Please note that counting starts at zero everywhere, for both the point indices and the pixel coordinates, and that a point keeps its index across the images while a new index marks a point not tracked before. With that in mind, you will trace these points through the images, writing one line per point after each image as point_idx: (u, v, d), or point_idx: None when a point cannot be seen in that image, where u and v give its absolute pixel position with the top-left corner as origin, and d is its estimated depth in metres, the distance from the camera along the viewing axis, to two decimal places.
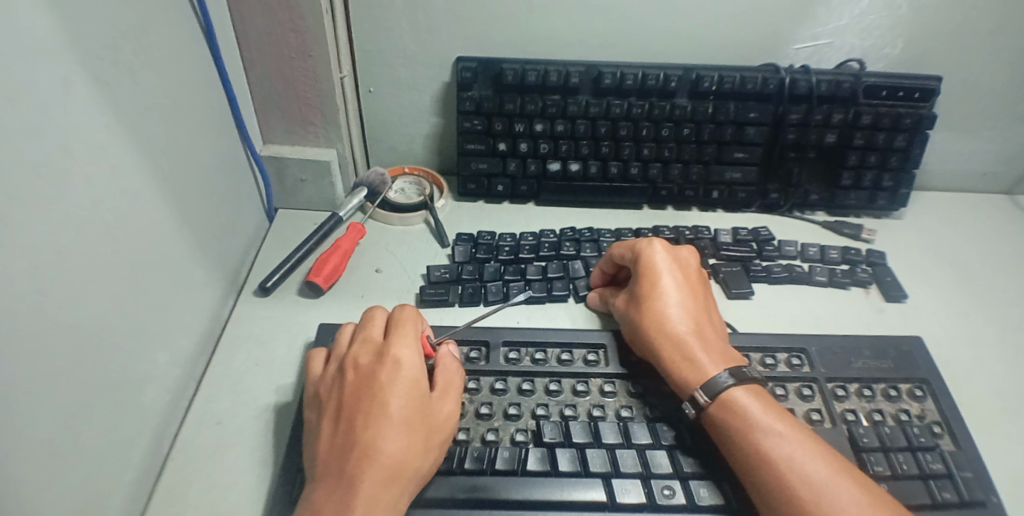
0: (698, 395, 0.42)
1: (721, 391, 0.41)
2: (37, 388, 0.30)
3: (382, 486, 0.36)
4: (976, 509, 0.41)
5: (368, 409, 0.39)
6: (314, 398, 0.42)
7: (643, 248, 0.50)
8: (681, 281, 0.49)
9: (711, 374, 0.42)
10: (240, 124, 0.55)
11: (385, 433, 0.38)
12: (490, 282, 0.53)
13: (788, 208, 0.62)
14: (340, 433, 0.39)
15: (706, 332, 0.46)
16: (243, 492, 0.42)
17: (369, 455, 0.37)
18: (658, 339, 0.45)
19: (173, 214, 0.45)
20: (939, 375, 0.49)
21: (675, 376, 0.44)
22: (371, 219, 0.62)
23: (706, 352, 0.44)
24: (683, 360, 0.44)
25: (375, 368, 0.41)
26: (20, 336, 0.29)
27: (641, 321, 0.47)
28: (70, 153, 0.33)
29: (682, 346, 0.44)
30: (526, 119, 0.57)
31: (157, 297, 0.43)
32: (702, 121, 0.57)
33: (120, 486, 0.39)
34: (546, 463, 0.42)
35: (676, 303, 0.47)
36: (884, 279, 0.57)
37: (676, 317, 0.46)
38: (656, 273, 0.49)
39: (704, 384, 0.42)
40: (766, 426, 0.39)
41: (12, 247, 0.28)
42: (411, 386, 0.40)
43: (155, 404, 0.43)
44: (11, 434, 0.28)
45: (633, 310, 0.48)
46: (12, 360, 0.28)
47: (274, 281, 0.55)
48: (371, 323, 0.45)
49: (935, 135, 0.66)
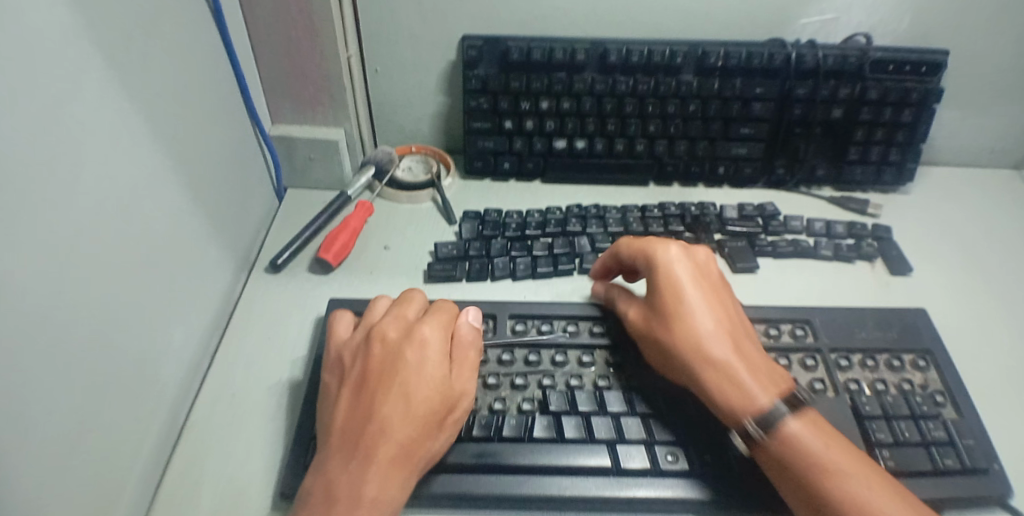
0: (752, 429, 0.39)
1: (778, 423, 0.38)
2: (59, 358, 0.31)
3: (394, 464, 0.37)
4: (977, 476, 0.42)
5: (390, 385, 0.40)
6: (335, 363, 0.44)
7: (660, 260, 0.46)
8: (707, 292, 0.45)
9: (765, 402, 0.39)
10: (249, 104, 0.56)
11: (403, 412, 0.39)
12: (497, 258, 0.54)
13: (794, 183, 0.62)
14: (359, 405, 0.39)
15: (745, 350, 0.42)
16: (258, 461, 0.44)
17: (386, 433, 0.38)
18: (697, 364, 0.42)
19: (185, 193, 0.46)
20: (943, 346, 0.49)
21: (721, 405, 0.40)
22: (379, 198, 0.63)
23: (751, 375, 0.41)
24: (728, 386, 0.40)
25: (401, 345, 0.42)
26: (44, 309, 0.30)
27: (674, 343, 0.43)
28: (86, 130, 0.34)
29: (723, 370, 0.41)
30: (532, 97, 0.58)
31: (172, 273, 0.44)
32: (708, 97, 0.57)
33: (139, 454, 0.40)
34: (552, 430, 0.43)
35: (708, 318, 0.43)
36: (890, 253, 0.57)
37: (712, 336, 0.42)
38: (679, 286, 0.44)
39: (758, 416, 0.39)
40: (828, 462, 0.36)
41: (36, 222, 0.30)
42: (434, 370, 0.41)
43: (171, 377, 0.44)
44: (39, 399, 0.30)
45: (661, 330, 0.44)
46: (36, 331, 0.29)
47: (284, 258, 0.56)
48: (402, 304, 0.45)
49: (944, 110, 0.65)
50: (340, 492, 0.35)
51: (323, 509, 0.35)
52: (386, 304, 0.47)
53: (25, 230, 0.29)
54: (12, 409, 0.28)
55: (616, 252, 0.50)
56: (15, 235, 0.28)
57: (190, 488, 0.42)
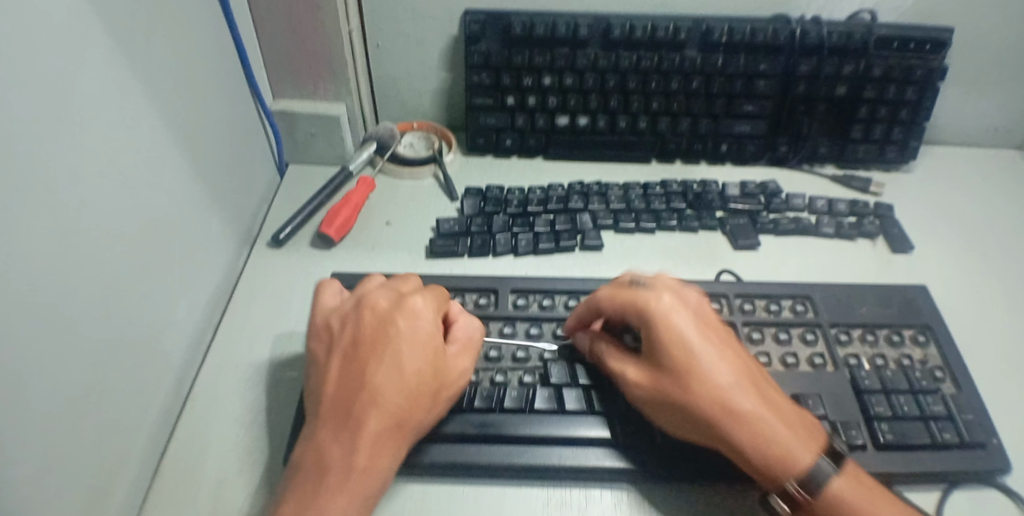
0: (793, 490, 0.36)
1: (824, 480, 0.36)
2: (66, 324, 0.32)
3: (385, 433, 0.37)
4: (975, 450, 0.42)
5: (381, 355, 0.39)
6: (323, 330, 0.43)
7: (660, 319, 0.40)
8: (714, 344, 0.40)
9: (805, 459, 0.36)
10: (251, 78, 0.55)
11: (393, 383, 0.38)
12: (499, 234, 0.54)
13: (797, 161, 0.62)
14: (349, 373, 0.39)
15: (771, 399, 0.39)
16: (262, 431, 0.44)
17: (375, 402, 0.38)
18: (727, 431, 0.37)
19: (187, 167, 0.46)
20: (943, 322, 0.50)
21: (764, 470, 0.37)
22: (381, 174, 0.63)
23: (788, 432, 0.37)
24: (764, 450, 0.36)
25: (392, 314, 0.41)
26: (52, 274, 0.31)
27: (698, 410, 0.38)
28: (88, 97, 0.34)
29: (756, 434, 0.37)
30: (535, 73, 0.58)
31: (175, 245, 0.44)
32: (712, 73, 0.57)
33: (144, 423, 0.41)
34: (553, 402, 0.43)
35: (726, 374, 0.38)
36: (891, 231, 0.57)
37: (735, 395, 0.37)
38: (686, 345, 0.39)
39: (803, 477, 0.36)
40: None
41: (42, 186, 0.30)
42: (425, 339, 0.41)
43: (175, 348, 0.45)
44: (49, 361, 0.30)
45: (678, 397, 0.38)
46: (44, 296, 0.30)
47: (286, 233, 0.56)
48: (397, 284, 0.45)
49: (948, 89, 0.65)
50: (332, 462, 0.36)
51: (316, 479, 0.35)
52: (379, 279, 0.47)
53: (32, 196, 0.29)
54: (21, 372, 0.28)
55: (598, 302, 0.44)
56: (20, 199, 0.28)
57: (194, 457, 0.43)
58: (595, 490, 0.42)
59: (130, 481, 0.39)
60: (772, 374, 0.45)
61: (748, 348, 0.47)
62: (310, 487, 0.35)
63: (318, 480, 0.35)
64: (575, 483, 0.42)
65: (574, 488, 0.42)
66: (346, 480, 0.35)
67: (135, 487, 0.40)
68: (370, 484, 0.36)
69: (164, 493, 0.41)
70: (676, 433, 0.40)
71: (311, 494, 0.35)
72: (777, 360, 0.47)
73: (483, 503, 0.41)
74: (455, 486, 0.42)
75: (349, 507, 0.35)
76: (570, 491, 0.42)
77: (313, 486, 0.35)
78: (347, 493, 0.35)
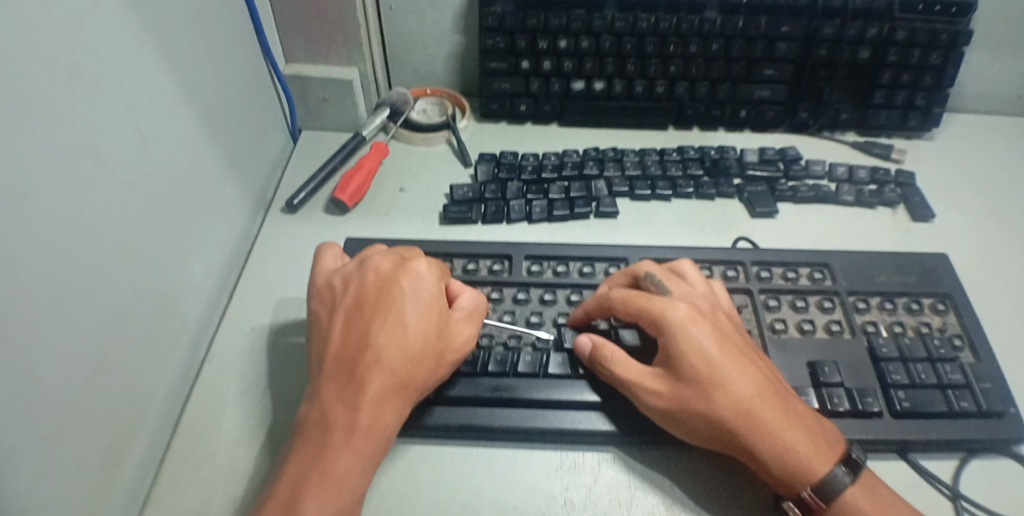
0: (808, 497, 0.35)
1: (840, 489, 0.35)
2: (81, 283, 0.32)
3: (389, 392, 0.37)
4: (992, 419, 0.42)
5: (385, 315, 0.39)
6: (325, 290, 0.43)
7: (674, 327, 0.39)
8: (731, 351, 0.38)
9: (823, 468, 0.35)
10: (263, 42, 0.55)
11: (397, 342, 0.38)
12: (513, 201, 0.54)
13: (817, 127, 0.62)
14: (353, 332, 0.39)
15: (788, 403, 0.37)
16: (277, 393, 0.45)
17: (379, 360, 0.37)
18: (746, 438, 0.36)
19: (201, 128, 0.46)
20: (964, 291, 0.49)
21: (777, 475, 0.36)
22: (394, 140, 0.63)
23: (803, 439, 0.36)
24: (783, 458, 0.36)
25: (395, 275, 0.41)
26: (65, 234, 0.31)
27: (716, 418, 0.37)
28: (100, 56, 0.34)
29: (775, 442, 0.36)
30: (550, 36, 0.57)
31: (191, 209, 0.44)
32: (732, 36, 0.56)
33: (162, 384, 0.41)
34: (567, 367, 0.43)
35: (745, 382, 0.37)
36: (912, 199, 0.56)
37: (754, 403, 0.37)
38: (704, 353, 0.38)
39: (819, 485, 0.35)
40: None
41: (51, 146, 0.30)
42: (429, 300, 0.40)
43: (192, 310, 0.45)
44: (65, 320, 0.31)
45: (696, 404, 0.37)
46: (58, 256, 0.30)
47: (301, 198, 0.56)
48: (402, 250, 0.45)
49: (972, 54, 0.63)
50: (336, 419, 0.36)
51: (321, 436, 0.35)
52: (383, 247, 0.46)
53: (40, 154, 0.29)
54: (34, 331, 0.28)
55: (609, 305, 0.43)
56: (29, 158, 0.28)
57: (211, 417, 0.43)
58: (609, 453, 0.42)
59: (149, 437, 0.40)
60: (788, 340, 0.45)
61: (764, 315, 0.47)
62: (315, 444, 0.35)
63: (323, 438, 0.35)
64: (588, 447, 0.43)
65: (588, 451, 0.42)
66: (351, 438, 0.35)
67: (154, 444, 0.40)
68: (375, 441, 0.36)
69: (182, 452, 0.42)
70: (687, 438, 0.39)
71: (317, 450, 0.35)
72: (793, 327, 0.46)
73: (499, 465, 0.41)
74: (470, 448, 0.42)
75: (354, 464, 0.35)
76: (584, 455, 0.42)
77: (319, 443, 0.35)
78: (352, 451, 0.35)
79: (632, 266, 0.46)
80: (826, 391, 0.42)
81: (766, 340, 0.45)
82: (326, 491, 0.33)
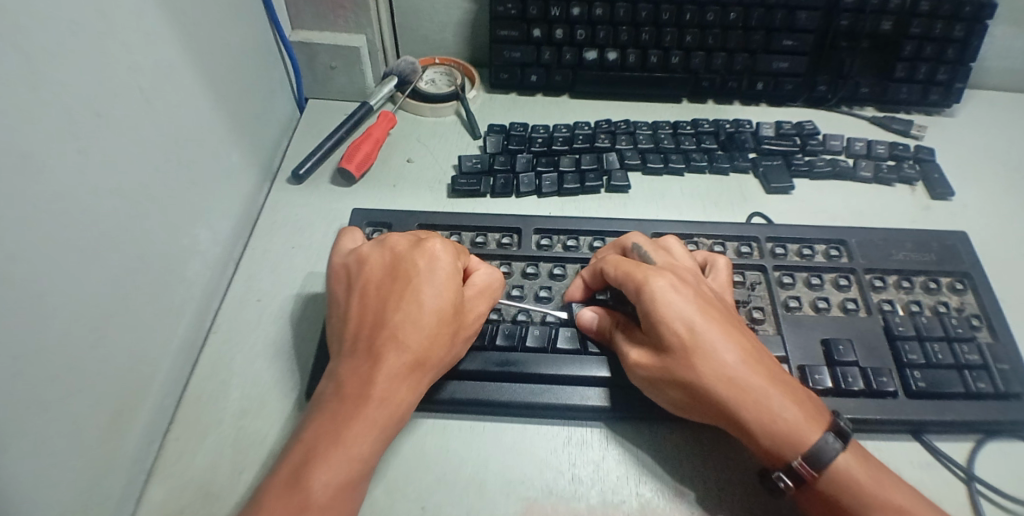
0: (798, 466, 0.34)
1: (830, 458, 0.34)
2: (84, 247, 0.31)
3: (405, 369, 0.36)
4: (1009, 400, 0.41)
5: (402, 293, 0.39)
6: (342, 270, 0.42)
7: (679, 304, 0.37)
8: (714, 317, 0.37)
9: (814, 436, 0.34)
10: (269, 7, 0.54)
11: (412, 319, 0.37)
12: (523, 173, 0.53)
13: (836, 102, 0.60)
14: (371, 309, 0.39)
15: (791, 383, 0.37)
16: (284, 362, 0.44)
17: (396, 337, 0.37)
18: (738, 408, 0.35)
19: (206, 90, 0.45)
20: (983, 270, 0.48)
21: (772, 449, 0.35)
22: (402, 111, 0.62)
23: (805, 416, 0.35)
24: (770, 426, 0.35)
25: (413, 253, 0.41)
26: (66, 196, 0.30)
27: (699, 385, 0.36)
28: (104, 14, 0.33)
29: (760, 408, 0.35)
30: (564, 3, 0.56)
31: (196, 175, 0.44)
32: (751, 4, 0.55)
33: (167, 352, 0.41)
34: (576, 342, 0.43)
35: (729, 348, 0.36)
36: (930, 176, 0.55)
37: (738, 370, 0.36)
38: (682, 319, 0.37)
39: (809, 453, 0.34)
40: (882, 499, 0.33)
41: (53, 106, 0.29)
42: (447, 278, 0.39)
43: (198, 278, 0.44)
44: (68, 283, 0.30)
45: (677, 371, 0.37)
46: (59, 217, 0.29)
47: (306, 169, 0.56)
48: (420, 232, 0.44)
49: (998, 26, 0.61)
50: (351, 393, 0.35)
51: (334, 408, 0.35)
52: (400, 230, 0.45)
53: (42, 113, 0.28)
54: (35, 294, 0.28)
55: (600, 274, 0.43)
56: (29, 116, 0.27)
57: (218, 385, 0.43)
58: (618, 429, 0.42)
59: (155, 402, 0.40)
60: (803, 317, 0.44)
61: (779, 292, 0.46)
62: (328, 415, 0.34)
63: (337, 409, 0.35)
64: (597, 423, 0.42)
65: (597, 428, 0.42)
66: (363, 410, 0.34)
67: (160, 409, 0.40)
68: (388, 417, 0.35)
69: (187, 421, 0.41)
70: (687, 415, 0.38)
71: (330, 421, 0.34)
72: (807, 304, 0.46)
73: (505, 440, 0.41)
74: (477, 421, 0.42)
75: (365, 436, 0.34)
76: (592, 431, 0.42)
77: (331, 414, 0.34)
78: (363, 423, 0.34)
79: (622, 237, 0.46)
80: (840, 369, 0.41)
81: (779, 318, 0.44)
82: (336, 461, 0.33)
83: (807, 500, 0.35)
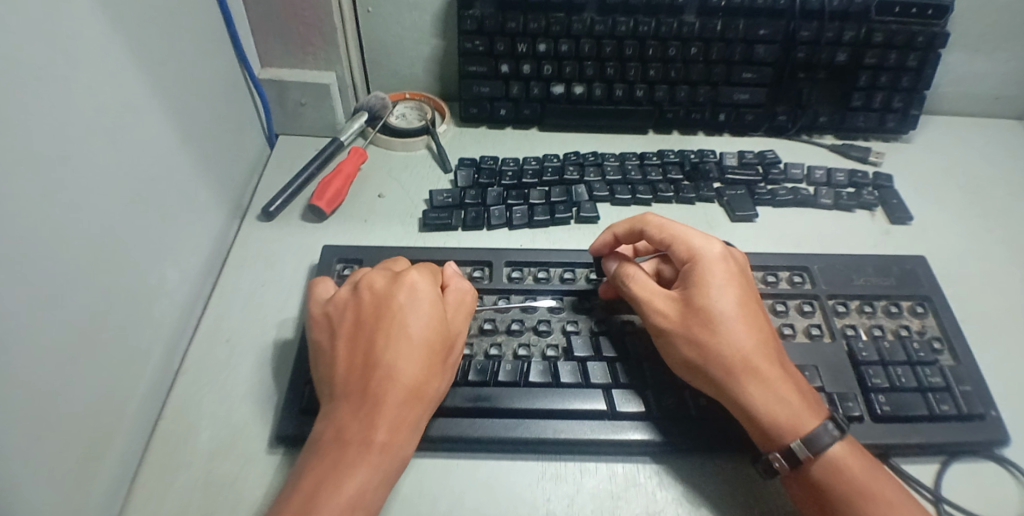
0: (798, 448, 0.35)
1: (826, 444, 0.35)
2: (47, 296, 0.31)
3: (404, 404, 0.36)
4: (973, 421, 0.42)
5: (388, 329, 0.39)
6: (322, 318, 0.42)
7: (712, 282, 0.40)
8: (745, 303, 0.40)
9: (811, 424, 0.36)
10: (237, 46, 0.54)
11: (403, 355, 0.37)
12: (493, 206, 0.54)
13: (796, 130, 0.62)
14: (359, 351, 0.38)
15: (793, 373, 0.39)
16: (253, 403, 0.44)
17: (390, 376, 0.37)
18: (746, 384, 0.37)
19: (176, 128, 0.45)
20: (942, 293, 0.49)
21: (770, 428, 0.37)
22: (373, 144, 0.63)
23: (803, 403, 0.37)
24: (774, 409, 0.37)
25: (393, 290, 0.41)
26: (32, 245, 0.30)
27: (713, 353, 0.38)
28: (71, 63, 0.33)
29: (767, 384, 0.37)
30: (530, 39, 0.57)
31: (164, 213, 0.44)
32: (711, 39, 0.57)
33: (134, 395, 0.40)
34: (547, 375, 0.43)
35: (750, 331, 0.39)
36: (889, 201, 0.57)
37: (754, 352, 0.38)
38: (718, 288, 0.40)
39: (807, 440, 0.35)
40: (875, 493, 0.34)
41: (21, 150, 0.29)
42: (429, 306, 0.40)
43: (166, 318, 0.44)
44: (31, 336, 0.30)
45: (698, 330, 0.39)
46: (24, 266, 0.29)
47: (277, 205, 0.56)
48: (392, 267, 0.44)
49: (948, 55, 0.63)
50: (351, 438, 0.35)
51: (336, 455, 0.34)
52: (368, 267, 0.45)
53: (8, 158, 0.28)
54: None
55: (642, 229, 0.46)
56: None
57: (185, 429, 0.42)
58: (591, 462, 0.42)
59: (122, 448, 0.39)
60: None
61: None
62: (327, 466, 0.34)
63: (337, 459, 0.34)
64: (570, 456, 0.42)
65: (569, 461, 0.42)
66: (367, 453, 0.34)
67: (127, 455, 0.39)
68: (391, 458, 0.35)
69: (152, 468, 0.40)
70: (697, 384, 0.40)
71: (326, 471, 0.34)
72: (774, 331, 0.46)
73: (478, 477, 0.41)
74: (451, 458, 0.42)
75: (369, 481, 0.34)
76: (566, 464, 0.42)
77: (331, 463, 0.34)
78: (367, 467, 0.34)
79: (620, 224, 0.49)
80: None
81: None
82: (342, 508, 0.32)
83: (804, 485, 0.36)
